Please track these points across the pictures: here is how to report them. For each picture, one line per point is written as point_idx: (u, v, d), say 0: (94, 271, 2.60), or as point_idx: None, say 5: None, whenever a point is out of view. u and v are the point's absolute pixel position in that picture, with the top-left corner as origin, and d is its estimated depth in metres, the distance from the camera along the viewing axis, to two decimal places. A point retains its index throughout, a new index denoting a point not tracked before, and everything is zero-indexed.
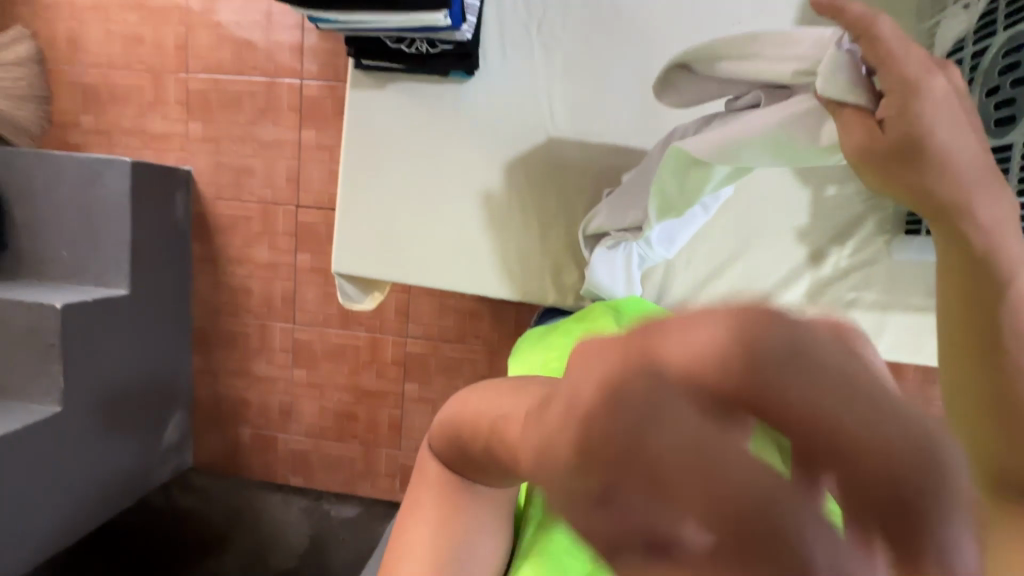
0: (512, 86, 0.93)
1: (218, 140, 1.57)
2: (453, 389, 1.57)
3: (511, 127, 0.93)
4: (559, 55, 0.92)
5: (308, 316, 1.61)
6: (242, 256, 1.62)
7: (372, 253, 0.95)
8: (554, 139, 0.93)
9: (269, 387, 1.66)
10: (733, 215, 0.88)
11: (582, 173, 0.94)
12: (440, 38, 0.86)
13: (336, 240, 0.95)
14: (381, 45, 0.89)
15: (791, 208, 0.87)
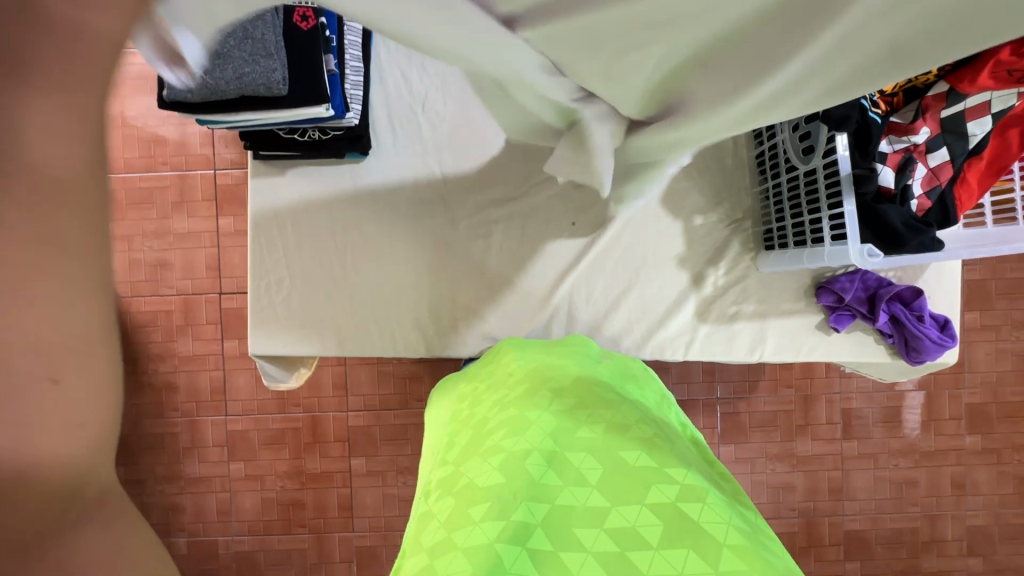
0: (406, 157, 1.00)
1: (131, 237, 1.54)
2: (400, 457, 1.54)
3: (411, 195, 0.99)
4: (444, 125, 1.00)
5: (241, 405, 1.55)
6: (164, 351, 1.55)
7: (289, 332, 0.96)
8: (452, 200, 0.99)
9: (203, 488, 1.55)
10: (622, 250, 0.98)
11: (483, 227, 0.99)
12: (331, 125, 0.91)
13: (251, 325, 0.96)
14: (275, 135, 0.92)
15: (669, 240, 0.98)
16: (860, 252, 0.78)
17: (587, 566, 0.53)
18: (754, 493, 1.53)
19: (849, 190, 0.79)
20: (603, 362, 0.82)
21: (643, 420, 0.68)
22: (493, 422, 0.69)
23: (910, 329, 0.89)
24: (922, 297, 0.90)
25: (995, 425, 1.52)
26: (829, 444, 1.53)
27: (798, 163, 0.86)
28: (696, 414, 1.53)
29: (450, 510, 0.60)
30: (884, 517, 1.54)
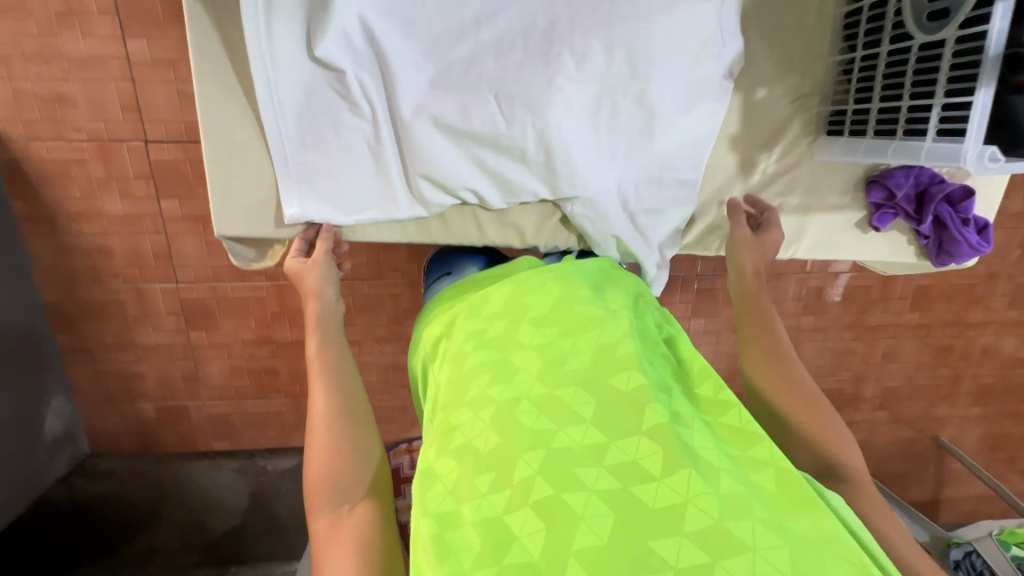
0: None
1: (7, 60, 1.19)
2: (376, 327, 1.49)
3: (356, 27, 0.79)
4: None
5: (193, 272, 1.39)
6: (87, 210, 1.31)
7: (254, 206, 0.89)
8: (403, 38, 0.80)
9: (163, 356, 1.46)
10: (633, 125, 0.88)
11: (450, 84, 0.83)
12: None
13: (212, 200, 0.88)
14: None
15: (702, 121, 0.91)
16: (980, 154, 0.76)
17: (592, 508, 0.56)
18: (714, 360, 1.65)
19: (992, 74, 0.74)
20: (581, 275, 0.81)
21: (630, 338, 0.70)
22: (472, 362, 0.70)
23: (951, 233, 0.94)
24: (971, 199, 0.93)
25: (934, 303, 1.66)
26: (789, 319, 1.63)
27: (915, 34, 0.79)
28: (674, 289, 1.55)
29: (453, 478, 0.61)
30: (820, 380, 1.72)
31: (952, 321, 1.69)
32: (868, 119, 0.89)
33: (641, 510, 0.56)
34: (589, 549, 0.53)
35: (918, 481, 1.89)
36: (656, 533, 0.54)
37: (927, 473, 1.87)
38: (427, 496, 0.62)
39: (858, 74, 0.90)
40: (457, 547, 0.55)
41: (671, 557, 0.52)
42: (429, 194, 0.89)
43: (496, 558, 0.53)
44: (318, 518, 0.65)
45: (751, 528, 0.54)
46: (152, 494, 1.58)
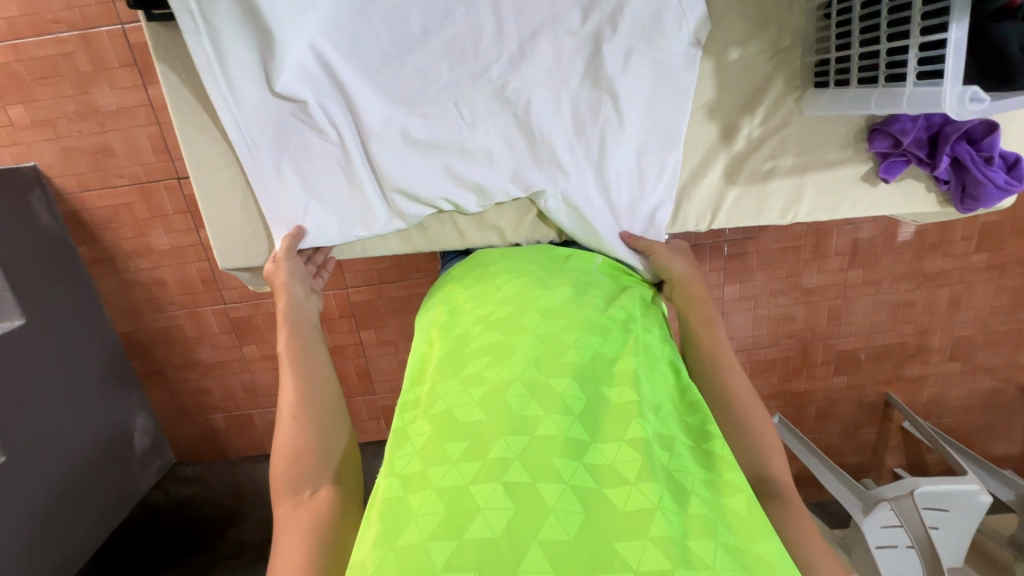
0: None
1: (54, 123, 1.32)
2: (408, 326, 1.55)
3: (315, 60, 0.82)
4: None
5: (237, 293, 1.50)
6: (140, 247, 1.45)
7: (251, 239, 0.96)
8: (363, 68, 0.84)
9: (224, 371, 1.60)
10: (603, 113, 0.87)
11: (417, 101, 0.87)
12: None
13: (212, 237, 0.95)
14: None
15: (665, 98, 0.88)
16: (959, 97, 0.69)
17: (563, 500, 0.52)
18: (754, 326, 1.58)
19: (963, 10, 0.67)
20: (592, 285, 0.79)
21: (625, 352, 0.68)
22: (476, 344, 0.68)
23: (972, 175, 0.84)
24: (995, 134, 0.83)
25: (1006, 241, 1.49)
26: (834, 275, 1.52)
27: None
28: (702, 258, 1.49)
29: (423, 443, 0.58)
30: (877, 336, 1.60)
31: None
32: (849, 68, 0.80)
33: (609, 514, 0.52)
34: (554, 540, 0.49)
35: (1005, 436, 1.72)
36: (620, 538, 0.50)
37: (1014, 427, 1.71)
38: (397, 458, 0.59)
39: (836, 17, 0.81)
40: (414, 511, 0.52)
41: (632, 562, 0.48)
42: (407, 206, 0.93)
43: (459, 531, 0.50)
44: (281, 503, 0.68)
45: (712, 552, 0.50)
46: (234, 492, 1.73)
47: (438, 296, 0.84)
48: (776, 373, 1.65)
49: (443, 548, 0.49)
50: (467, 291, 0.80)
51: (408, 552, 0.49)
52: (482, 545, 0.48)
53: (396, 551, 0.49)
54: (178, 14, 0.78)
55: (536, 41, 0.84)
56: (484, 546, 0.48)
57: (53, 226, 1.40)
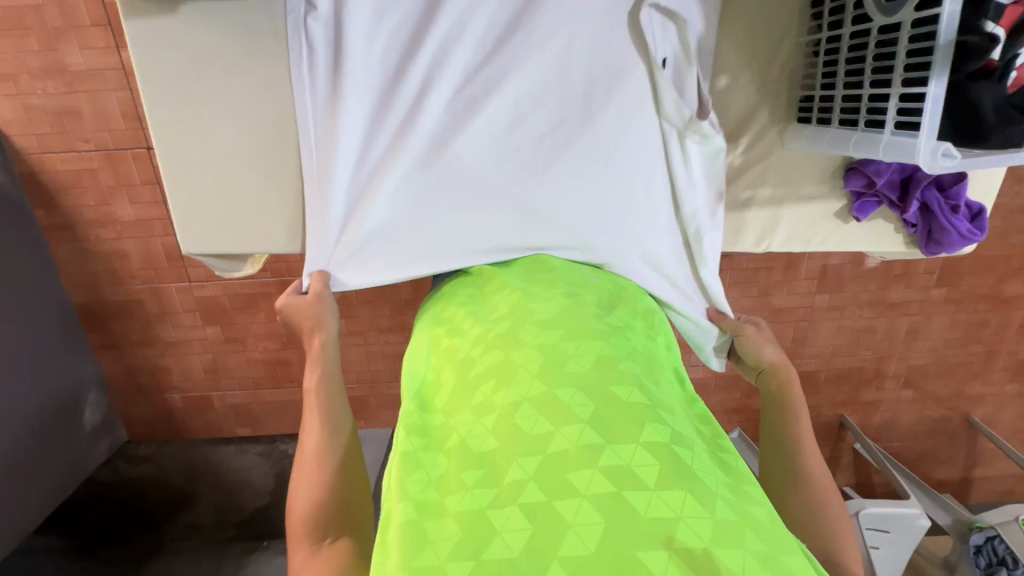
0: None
1: (16, 78, 1.25)
2: (380, 318, 1.53)
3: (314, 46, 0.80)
4: None
5: (203, 271, 1.45)
6: (102, 216, 1.38)
7: (221, 233, 0.89)
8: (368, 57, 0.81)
9: (184, 351, 1.55)
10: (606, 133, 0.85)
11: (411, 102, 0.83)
12: None
13: (178, 225, 0.88)
14: None
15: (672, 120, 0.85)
16: (933, 151, 0.69)
17: (583, 516, 0.46)
18: None
19: (943, 65, 0.67)
20: (584, 291, 0.72)
21: (631, 356, 0.61)
22: (478, 368, 0.60)
23: (938, 220, 0.86)
24: (963, 185, 0.85)
25: (965, 276, 1.55)
26: (803, 298, 1.56)
27: (874, 14, 0.72)
28: None
29: (442, 470, 0.54)
30: (837, 359, 1.65)
31: (986, 295, 1.58)
32: (833, 108, 0.82)
33: (631, 524, 0.46)
34: (575, 559, 0.44)
35: (946, 462, 1.81)
36: (645, 547, 0.44)
37: (958, 453, 1.79)
38: (409, 480, 0.53)
39: (825, 55, 0.82)
40: (433, 539, 0.48)
41: (658, 574, 0.43)
42: (383, 217, 0.85)
43: (478, 553, 0.46)
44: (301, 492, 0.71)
45: (742, 559, 0.45)
46: (188, 473, 1.63)
47: (430, 315, 0.75)
48: (739, 389, 1.69)
49: (464, 569, 0.45)
50: (466, 304, 0.72)
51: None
52: (503, 569, 0.44)
53: None
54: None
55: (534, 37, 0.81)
56: (506, 570, 0.44)
57: (9, 187, 1.33)
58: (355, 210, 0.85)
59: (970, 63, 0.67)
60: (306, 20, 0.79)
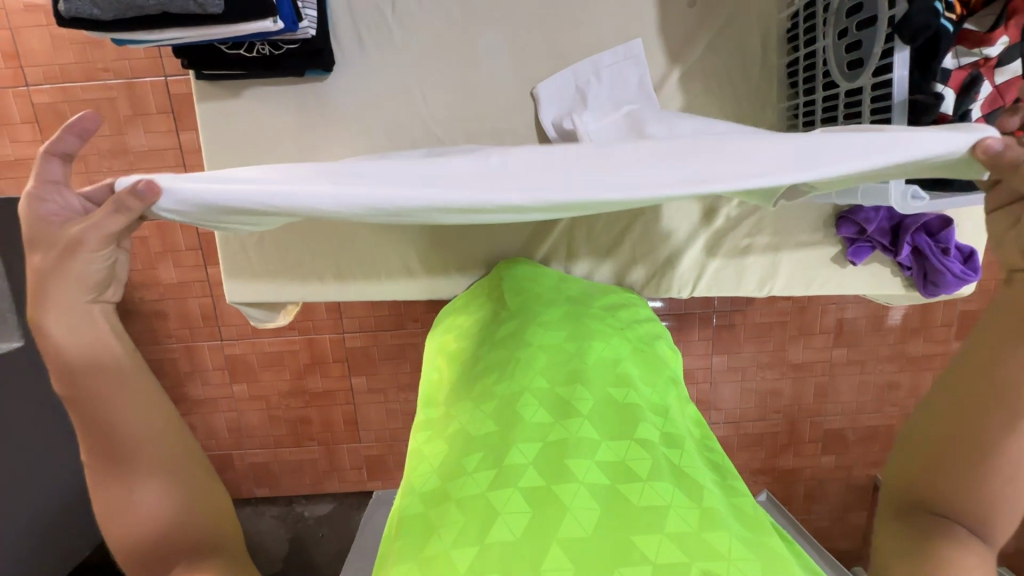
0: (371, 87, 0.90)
1: (86, 158, 1.40)
2: (399, 375, 1.57)
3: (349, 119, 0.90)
4: (403, 51, 0.89)
5: (235, 330, 1.52)
6: (147, 279, 1.48)
7: (261, 281, 0.94)
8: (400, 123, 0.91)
9: (210, 408, 1.59)
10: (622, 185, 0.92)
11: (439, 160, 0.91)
12: (283, 38, 0.79)
13: (223, 273, 0.94)
14: (214, 48, 0.81)
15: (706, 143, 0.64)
16: (904, 194, 0.72)
17: (581, 498, 0.45)
18: (741, 398, 1.60)
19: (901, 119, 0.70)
20: (587, 299, 0.76)
21: (630, 356, 0.64)
22: (483, 368, 0.62)
23: (931, 263, 0.87)
24: (950, 229, 0.87)
25: None
26: (820, 352, 1.56)
27: (840, 81, 0.76)
28: (691, 326, 1.54)
29: (444, 460, 0.53)
30: (863, 417, 1.61)
31: None
32: None
33: (625, 511, 0.45)
34: (574, 537, 0.42)
35: None
36: (636, 532, 0.43)
37: None
38: (418, 477, 0.53)
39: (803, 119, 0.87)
40: (436, 526, 0.46)
41: (649, 555, 0.42)
42: (411, 253, 0.94)
43: (481, 535, 0.43)
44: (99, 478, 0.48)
45: (727, 540, 0.43)
46: None
47: (441, 327, 0.78)
48: (764, 448, 1.64)
49: (469, 554, 0.42)
50: (473, 315, 0.75)
51: (430, 563, 0.43)
52: (506, 551, 0.42)
53: (420, 563, 0.43)
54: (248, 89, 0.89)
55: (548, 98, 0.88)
56: (505, 551, 0.42)
57: None
58: (387, 243, 0.94)
59: None
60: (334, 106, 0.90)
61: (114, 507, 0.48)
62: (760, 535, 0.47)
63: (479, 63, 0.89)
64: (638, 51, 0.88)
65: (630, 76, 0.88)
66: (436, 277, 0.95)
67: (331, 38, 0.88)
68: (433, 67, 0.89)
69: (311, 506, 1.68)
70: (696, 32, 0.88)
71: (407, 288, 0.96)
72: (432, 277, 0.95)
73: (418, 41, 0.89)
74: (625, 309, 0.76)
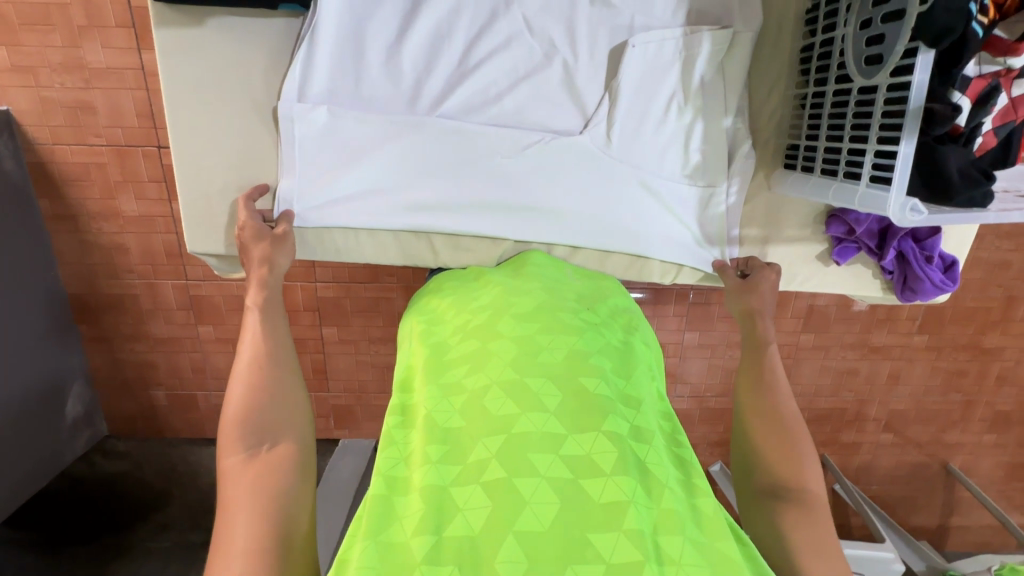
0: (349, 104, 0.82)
1: (34, 70, 1.27)
2: (371, 328, 1.54)
3: (323, 128, 0.82)
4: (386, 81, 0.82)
5: (201, 270, 1.46)
6: (105, 210, 1.39)
7: (226, 233, 0.86)
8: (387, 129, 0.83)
9: (173, 348, 1.54)
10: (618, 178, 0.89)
11: (431, 141, 0.84)
12: None
13: (184, 222, 0.86)
14: None
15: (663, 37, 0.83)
16: (903, 206, 0.70)
17: (539, 494, 0.47)
18: (708, 374, 1.63)
19: (914, 128, 0.68)
20: (563, 289, 0.73)
21: (604, 352, 0.62)
22: (453, 354, 0.61)
23: (913, 269, 0.88)
24: (938, 237, 0.88)
25: (945, 326, 1.59)
26: (788, 336, 1.59)
27: (855, 76, 0.73)
28: (668, 302, 1.54)
29: (411, 448, 0.54)
30: (820, 399, 1.67)
31: (965, 345, 1.62)
32: (815, 158, 0.82)
33: (584, 508, 0.47)
34: (531, 532, 0.45)
35: (923, 509, 1.81)
36: (594, 529, 0.45)
37: (933, 500, 1.80)
38: (382, 460, 0.54)
39: (809, 110, 0.83)
40: (399, 514, 0.48)
41: (605, 554, 0.44)
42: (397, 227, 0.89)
43: (438, 527, 0.46)
44: (228, 456, 0.59)
45: (681, 545, 0.46)
46: (164, 474, 1.61)
47: (414, 307, 0.76)
48: (723, 422, 1.70)
49: (425, 541, 0.45)
50: (446, 297, 0.73)
51: (393, 551, 0.45)
52: (461, 544, 0.45)
53: (382, 549, 0.46)
54: (209, 13, 0.78)
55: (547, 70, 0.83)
56: (461, 545, 0.45)
57: (15, 174, 1.33)
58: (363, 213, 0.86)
59: (936, 128, 0.67)
60: (302, 114, 0.81)
61: (239, 465, 0.59)
62: (719, 536, 0.49)
63: (469, 143, 0.85)
64: (638, 140, 0.87)
65: (637, 152, 0.87)
66: (418, 246, 0.90)
67: (293, 65, 0.79)
68: (425, 142, 0.84)
69: None
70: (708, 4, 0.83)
71: (389, 254, 0.91)
72: (412, 248, 0.90)
73: (418, 121, 0.83)
74: (601, 302, 0.73)
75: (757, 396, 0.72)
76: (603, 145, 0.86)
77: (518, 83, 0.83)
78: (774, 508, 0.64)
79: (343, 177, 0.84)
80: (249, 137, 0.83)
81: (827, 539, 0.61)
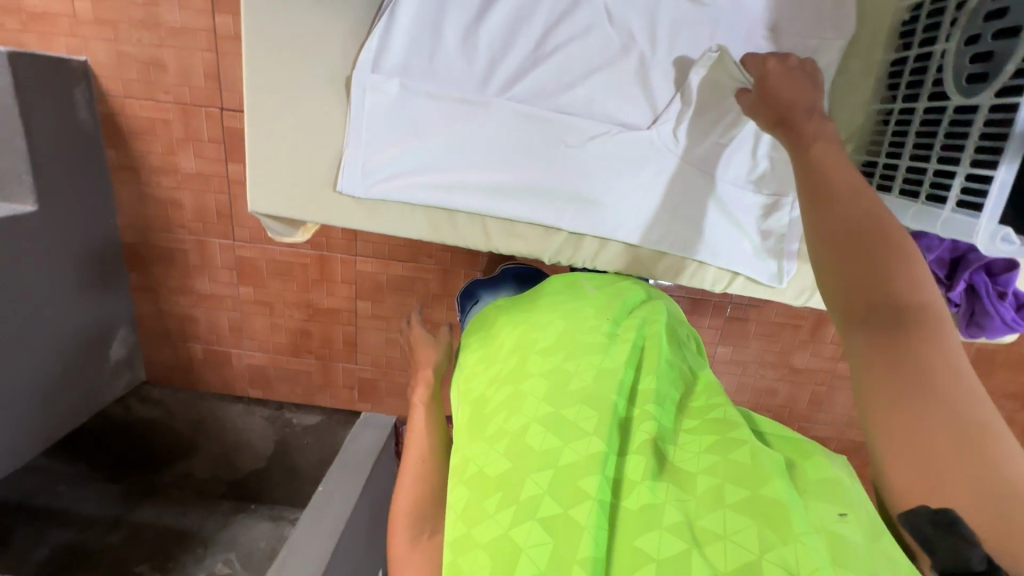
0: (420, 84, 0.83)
1: (115, 25, 1.32)
2: (404, 307, 1.56)
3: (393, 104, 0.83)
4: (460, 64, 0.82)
5: (248, 232, 1.50)
6: (166, 165, 1.45)
7: (289, 197, 0.89)
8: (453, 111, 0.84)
9: (215, 305, 1.59)
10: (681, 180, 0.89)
11: (492, 138, 0.85)
12: None
13: (249, 181, 0.89)
14: None
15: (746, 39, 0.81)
16: (993, 235, 0.66)
17: (590, 516, 0.47)
18: (735, 392, 1.60)
19: (1015, 152, 0.64)
20: (591, 296, 0.72)
21: (629, 358, 0.61)
22: (490, 404, 0.61)
23: (983, 304, 0.84)
24: (1013, 273, 0.84)
25: (995, 371, 1.51)
26: (825, 361, 1.54)
27: (952, 94, 0.70)
28: (703, 314, 1.51)
29: (464, 503, 0.54)
30: (850, 430, 1.62)
31: (1014, 393, 1.54)
32: (896, 175, 0.80)
33: (631, 521, 0.47)
34: (592, 558, 0.45)
35: None
36: (642, 536, 0.46)
37: None
38: (448, 518, 0.54)
39: (894, 124, 0.81)
40: (464, 571, 0.49)
41: (652, 551, 0.45)
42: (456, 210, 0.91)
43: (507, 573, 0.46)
44: (400, 539, 0.64)
45: (734, 521, 0.46)
46: (194, 424, 1.66)
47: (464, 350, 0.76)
48: None
49: None
50: (477, 348, 0.72)
51: None
52: None
53: None
54: None
55: (620, 65, 0.82)
56: None
57: (87, 123, 1.39)
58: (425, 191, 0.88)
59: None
60: (376, 89, 0.82)
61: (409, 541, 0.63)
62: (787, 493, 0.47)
63: (528, 137, 0.85)
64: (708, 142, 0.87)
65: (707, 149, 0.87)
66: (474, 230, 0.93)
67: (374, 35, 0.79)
68: (485, 131, 0.85)
69: (300, 415, 1.71)
70: (795, 8, 0.80)
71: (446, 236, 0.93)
72: (466, 230, 0.93)
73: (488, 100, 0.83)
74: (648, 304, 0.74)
75: (842, 270, 0.50)
76: (671, 143, 0.86)
77: (591, 74, 0.82)
78: (881, 421, 0.42)
79: (401, 158, 0.86)
80: (324, 105, 0.85)
81: (971, 462, 0.37)
